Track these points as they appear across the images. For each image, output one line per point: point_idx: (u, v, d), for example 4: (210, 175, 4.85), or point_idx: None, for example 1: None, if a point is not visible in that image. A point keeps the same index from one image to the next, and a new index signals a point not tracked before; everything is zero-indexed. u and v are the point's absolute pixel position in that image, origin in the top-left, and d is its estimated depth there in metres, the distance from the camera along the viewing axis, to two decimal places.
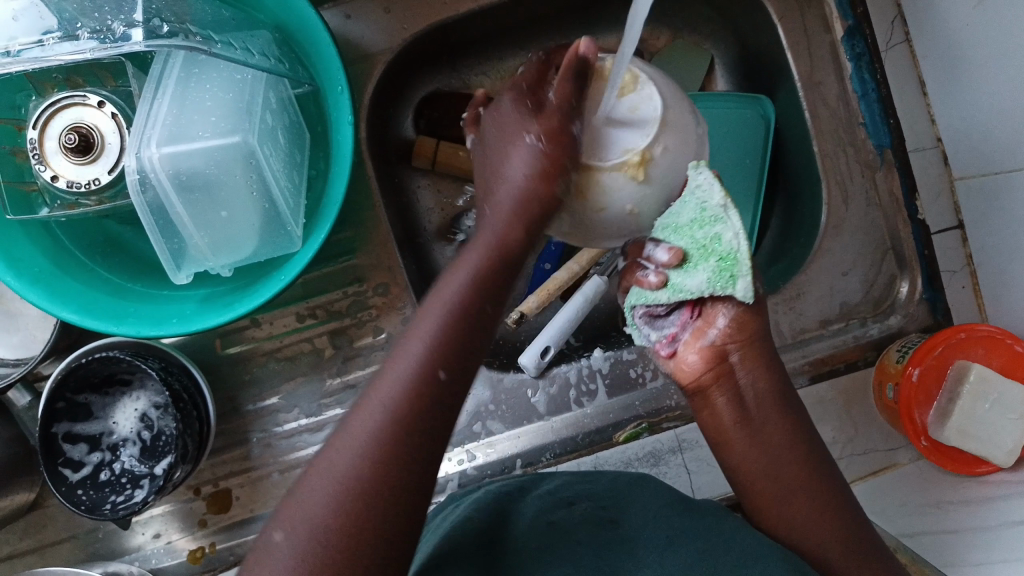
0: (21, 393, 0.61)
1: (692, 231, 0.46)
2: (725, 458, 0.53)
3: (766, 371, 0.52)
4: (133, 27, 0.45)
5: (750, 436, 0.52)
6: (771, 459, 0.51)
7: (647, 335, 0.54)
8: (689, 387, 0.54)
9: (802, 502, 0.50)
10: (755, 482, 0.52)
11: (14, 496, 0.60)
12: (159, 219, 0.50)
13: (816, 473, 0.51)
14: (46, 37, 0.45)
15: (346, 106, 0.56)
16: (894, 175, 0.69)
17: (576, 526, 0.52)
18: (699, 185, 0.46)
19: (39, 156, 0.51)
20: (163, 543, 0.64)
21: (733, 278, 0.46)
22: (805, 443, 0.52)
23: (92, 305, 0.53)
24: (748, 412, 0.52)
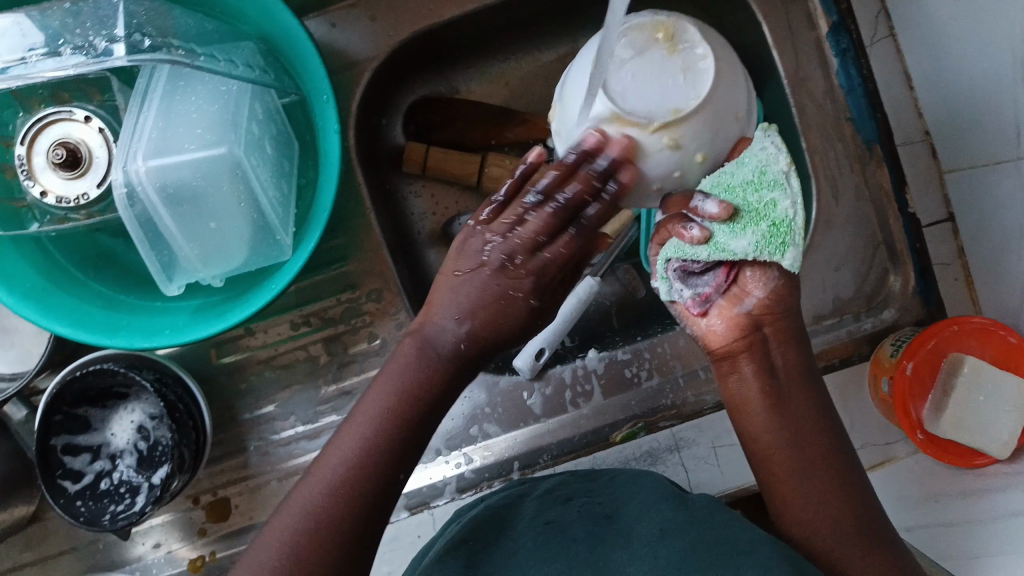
0: (18, 406, 0.62)
1: (746, 193, 0.48)
2: (748, 432, 0.53)
3: (795, 344, 0.53)
4: (116, 42, 0.45)
5: (775, 411, 0.52)
6: (790, 436, 0.51)
7: (678, 293, 0.54)
8: (717, 353, 0.54)
9: (819, 481, 0.50)
10: (772, 459, 0.52)
11: (13, 509, 0.61)
12: (148, 231, 0.50)
13: (836, 457, 0.51)
14: (29, 54, 0.45)
15: (332, 114, 0.56)
16: (884, 168, 0.69)
17: (570, 524, 0.53)
18: (768, 151, 0.48)
19: (27, 171, 0.52)
20: (163, 553, 0.65)
21: (785, 249, 0.48)
22: (824, 422, 0.52)
23: (85, 318, 0.54)
24: (772, 386, 0.52)
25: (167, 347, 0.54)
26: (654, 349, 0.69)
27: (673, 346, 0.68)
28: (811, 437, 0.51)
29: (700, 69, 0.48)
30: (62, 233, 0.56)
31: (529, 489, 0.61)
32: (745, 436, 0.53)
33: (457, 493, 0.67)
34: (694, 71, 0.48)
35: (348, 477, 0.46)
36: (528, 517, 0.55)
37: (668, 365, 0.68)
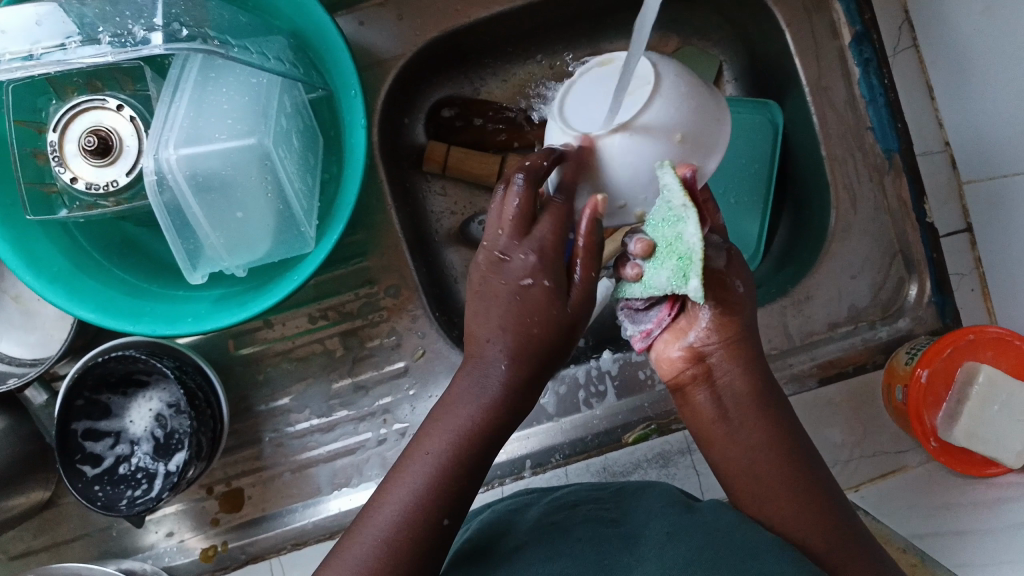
0: (38, 391, 0.62)
1: (662, 229, 0.45)
2: (714, 463, 0.54)
3: (747, 369, 0.53)
4: (153, 30, 0.46)
5: (732, 439, 0.52)
6: (752, 460, 0.51)
7: (629, 329, 0.58)
8: (671, 381, 0.56)
9: (784, 500, 0.50)
10: (738, 481, 0.52)
11: (29, 492, 0.61)
12: (176, 219, 0.51)
13: (800, 475, 0.50)
14: (68, 41, 0.46)
15: (359, 109, 0.57)
16: (903, 178, 0.69)
17: (575, 525, 0.53)
18: (665, 185, 0.44)
19: (59, 157, 0.53)
20: (175, 541, 0.65)
21: (686, 279, 0.43)
22: (785, 442, 0.52)
23: (109, 304, 0.54)
24: (728, 409, 0.53)
25: (189, 335, 0.55)
26: None
27: None
28: (772, 459, 0.51)
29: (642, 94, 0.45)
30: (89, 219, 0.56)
31: (538, 498, 0.61)
32: (712, 460, 0.54)
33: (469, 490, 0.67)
34: (636, 96, 0.45)
35: None
36: (537, 519, 0.55)
37: None
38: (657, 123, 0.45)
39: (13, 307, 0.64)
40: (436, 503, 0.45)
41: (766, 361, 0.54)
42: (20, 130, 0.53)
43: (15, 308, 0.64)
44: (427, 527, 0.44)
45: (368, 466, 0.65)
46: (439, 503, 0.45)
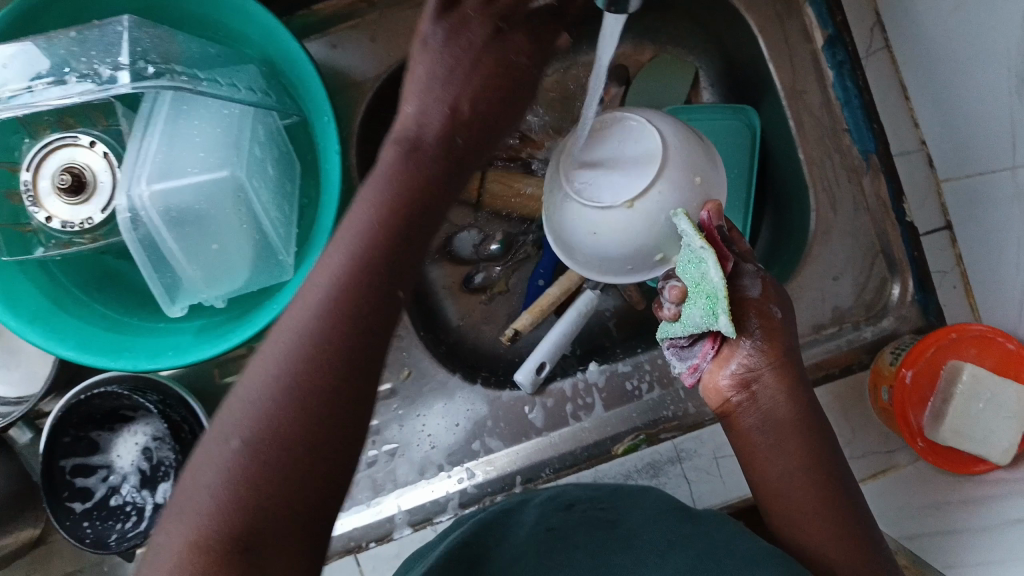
0: (22, 430, 0.61)
1: (690, 270, 0.49)
2: (752, 483, 0.54)
3: (790, 395, 0.52)
4: (120, 70, 0.46)
5: (772, 459, 0.52)
6: (789, 482, 0.51)
7: (675, 366, 0.56)
8: (717, 409, 0.55)
9: (821, 524, 0.50)
10: (774, 501, 0.52)
11: (19, 531, 0.61)
12: (152, 254, 0.51)
13: (838, 498, 0.51)
14: (35, 82, 0.46)
15: (333, 135, 0.57)
16: (881, 178, 0.69)
17: (574, 530, 0.54)
18: (682, 231, 0.49)
19: (33, 197, 0.53)
20: None
21: (717, 315, 0.46)
22: (825, 464, 0.52)
23: (90, 340, 0.55)
24: (769, 434, 0.52)
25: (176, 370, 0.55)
26: (655, 360, 0.69)
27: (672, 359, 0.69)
28: (811, 482, 0.51)
29: (647, 152, 0.54)
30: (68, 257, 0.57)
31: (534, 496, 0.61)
32: (752, 478, 0.54)
33: (460, 509, 0.65)
34: (643, 154, 0.54)
35: (216, 515, 0.38)
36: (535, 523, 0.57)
37: (669, 377, 0.69)
38: (676, 173, 0.54)
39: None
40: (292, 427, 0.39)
41: (809, 387, 0.54)
42: None
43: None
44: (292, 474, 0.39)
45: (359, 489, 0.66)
46: (302, 412, 0.39)
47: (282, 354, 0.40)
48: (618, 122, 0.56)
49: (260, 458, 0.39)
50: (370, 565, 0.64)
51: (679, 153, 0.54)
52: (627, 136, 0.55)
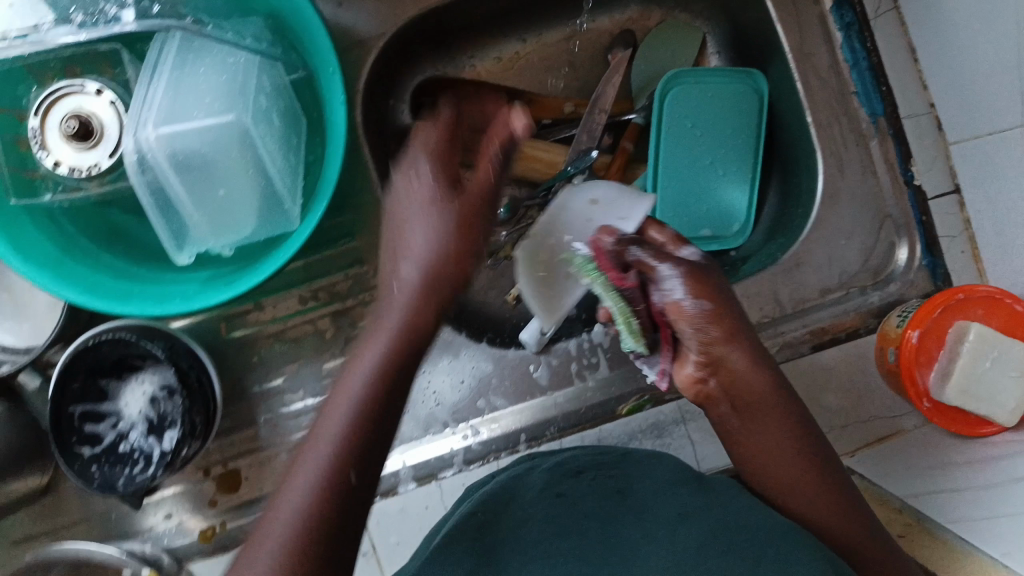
0: (32, 376, 0.60)
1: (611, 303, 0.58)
2: (735, 456, 0.55)
3: (750, 351, 0.53)
4: (124, 8, 0.50)
5: (747, 426, 0.53)
6: (767, 444, 0.52)
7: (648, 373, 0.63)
8: (694, 394, 0.56)
9: (804, 482, 0.50)
10: (757, 466, 0.52)
11: (25, 479, 0.63)
12: (159, 199, 0.51)
13: (809, 449, 0.51)
14: (41, 22, 0.48)
15: (338, 86, 0.57)
16: (889, 142, 0.69)
17: (583, 497, 0.53)
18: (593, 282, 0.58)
19: (40, 142, 0.53)
20: (175, 524, 0.66)
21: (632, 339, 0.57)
22: (789, 415, 0.52)
23: (97, 286, 0.55)
24: (738, 401, 0.53)
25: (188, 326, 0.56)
26: None
27: None
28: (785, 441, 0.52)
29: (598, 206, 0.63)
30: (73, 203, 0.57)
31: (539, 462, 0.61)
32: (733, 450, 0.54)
33: (464, 465, 0.66)
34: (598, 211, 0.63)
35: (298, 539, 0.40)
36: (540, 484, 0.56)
37: None
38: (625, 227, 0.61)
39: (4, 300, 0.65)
40: (357, 454, 0.43)
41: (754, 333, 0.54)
42: None
43: (7, 300, 0.65)
44: (332, 499, 0.41)
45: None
46: (348, 458, 0.42)
47: (311, 474, 0.42)
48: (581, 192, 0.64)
49: (303, 559, 0.40)
50: (377, 521, 0.65)
51: (625, 204, 0.61)
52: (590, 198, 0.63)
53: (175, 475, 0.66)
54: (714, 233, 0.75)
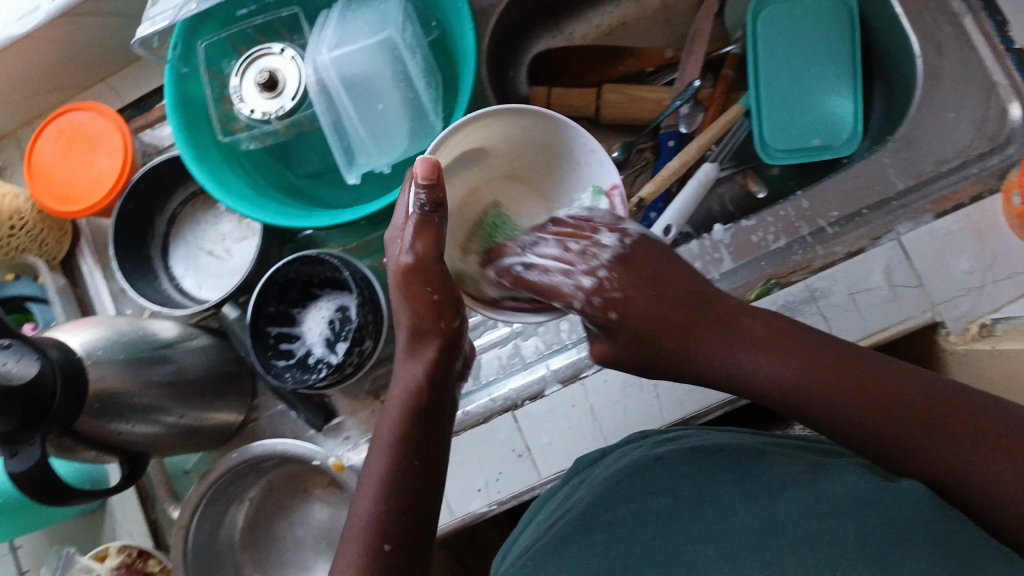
0: (231, 308, 0.72)
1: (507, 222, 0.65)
2: (832, 423, 0.46)
3: (766, 320, 0.52)
4: None
5: (859, 394, 0.45)
6: (859, 391, 0.45)
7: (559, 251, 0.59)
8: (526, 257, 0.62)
9: (951, 441, 0.42)
10: (876, 426, 0.44)
11: (227, 412, 0.72)
12: (335, 120, 0.68)
13: (898, 377, 0.45)
14: None
15: (466, 17, 0.69)
16: (981, 16, 0.70)
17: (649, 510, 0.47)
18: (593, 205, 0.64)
19: (239, 95, 0.70)
20: (352, 445, 0.72)
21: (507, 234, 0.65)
22: (859, 360, 0.47)
23: (281, 211, 0.68)
24: (772, 337, 0.50)
25: (359, 270, 0.68)
26: (777, 213, 0.72)
27: (796, 208, 0.72)
28: (891, 390, 0.45)
29: (697, 180, 0.75)
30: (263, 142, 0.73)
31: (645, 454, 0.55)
32: (836, 422, 0.46)
33: None
34: (695, 181, 0.75)
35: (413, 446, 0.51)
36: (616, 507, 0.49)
37: (794, 227, 0.72)
38: (707, 170, 0.75)
39: (208, 259, 0.78)
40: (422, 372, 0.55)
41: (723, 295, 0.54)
42: (212, 81, 0.73)
43: (211, 259, 0.78)
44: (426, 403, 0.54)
45: (486, 370, 0.75)
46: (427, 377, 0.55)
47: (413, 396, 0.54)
48: (680, 155, 0.77)
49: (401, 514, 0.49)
50: (527, 423, 0.70)
51: (701, 148, 0.77)
52: (696, 183, 0.74)
53: (350, 402, 0.74)
54: (824, 143, 0.78)
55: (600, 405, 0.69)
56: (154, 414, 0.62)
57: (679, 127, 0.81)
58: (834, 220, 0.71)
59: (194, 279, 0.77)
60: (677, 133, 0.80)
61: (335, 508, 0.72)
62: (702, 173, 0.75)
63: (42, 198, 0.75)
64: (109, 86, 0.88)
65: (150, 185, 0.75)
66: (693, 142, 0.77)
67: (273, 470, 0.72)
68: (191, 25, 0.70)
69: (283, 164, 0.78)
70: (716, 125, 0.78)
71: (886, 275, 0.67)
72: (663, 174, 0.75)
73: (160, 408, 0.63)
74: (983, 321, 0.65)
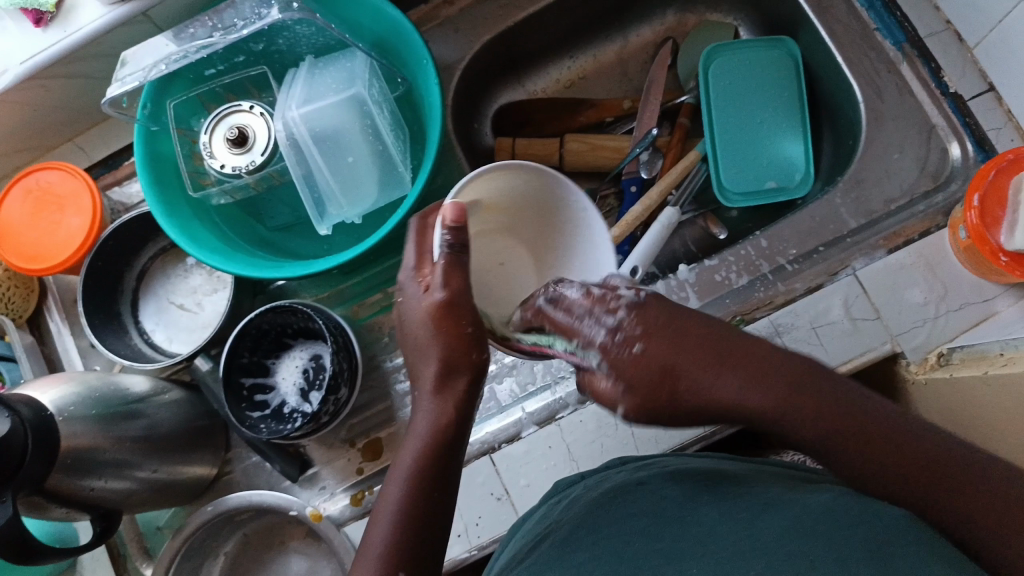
0: (204, 360, 0.73)
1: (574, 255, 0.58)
2: (803, 439, 0.43)
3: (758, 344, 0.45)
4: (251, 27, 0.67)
5: (832, 408, 0.42)
6: (831, 411, 0.42)
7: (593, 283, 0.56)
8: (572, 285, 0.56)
9: (931, 471, 0.40)
10: (851, 451, 0.42)
11: (201, 464, 0.71)
12: (305, 173, 0.69)
13: (877, 409, 0.43)
14: (189, 47, 0.68)
15: (431, 72, 0.71)
16: (917, 64, 0.75)
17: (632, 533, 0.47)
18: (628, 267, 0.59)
19: (210, 151, 0.72)
20: (327, 496, 0.71)
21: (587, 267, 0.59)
22: (835, 385, 0.44)
23: (253, 263, 0.69)
24: (753, 357, 0.44)
25: (332, 318, 0.69)
26: (737, 252, 0.75)
27: (756, 247, 0.75)
28: (868, 410, 0.43)
29: (660, 223, 0.77)
30: (234, 196, 0.75)
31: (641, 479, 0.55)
32: (807, 446, 0.43)
33: (578, 404, 0.71)
34: (659, 224, 0.77)
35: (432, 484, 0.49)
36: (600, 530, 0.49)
37: (755, 265, 0.74)
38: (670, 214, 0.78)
39: (178, 313, 0.78)
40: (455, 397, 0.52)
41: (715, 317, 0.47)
42: (182, 138, 0.74)
43: (182, 313, 0.78)
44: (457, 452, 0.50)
45: None
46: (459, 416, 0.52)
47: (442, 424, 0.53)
48: (644, 199, 0.79)
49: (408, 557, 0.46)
50: (504, 465, 0.70)
51: (663, 194, 0.80)
52: (660, 225, 0.77)
53: (325, 451, 0.73)
54: (778, 186, 0.82)
55: (575, 445, 0.69)
56: (126, 469, 0.61)
57: (641, 173, 0.84)
58: (792, 258, 0.74)
59: (165, 333, 0.77)
60: (639, 179, 0.84)
61: (312, 560, 0.71)
62: (666, 217, 0.77)
63: (10, 256, 0.75)
64: (78, 145, 0.89)
65: (120, 241, 0.76)
66: (654, 188, 0.80)
67: (247, 524, 0.71)
68: (160, 85, 0.71)
69: (254, 218, 0.79)
70: (675, 171, 0.81)
71: (844, 308, 0.70)
72: (627, 217, 0.78)
73: (131, 463, 0.62)
74: (940, 350, 0.68)
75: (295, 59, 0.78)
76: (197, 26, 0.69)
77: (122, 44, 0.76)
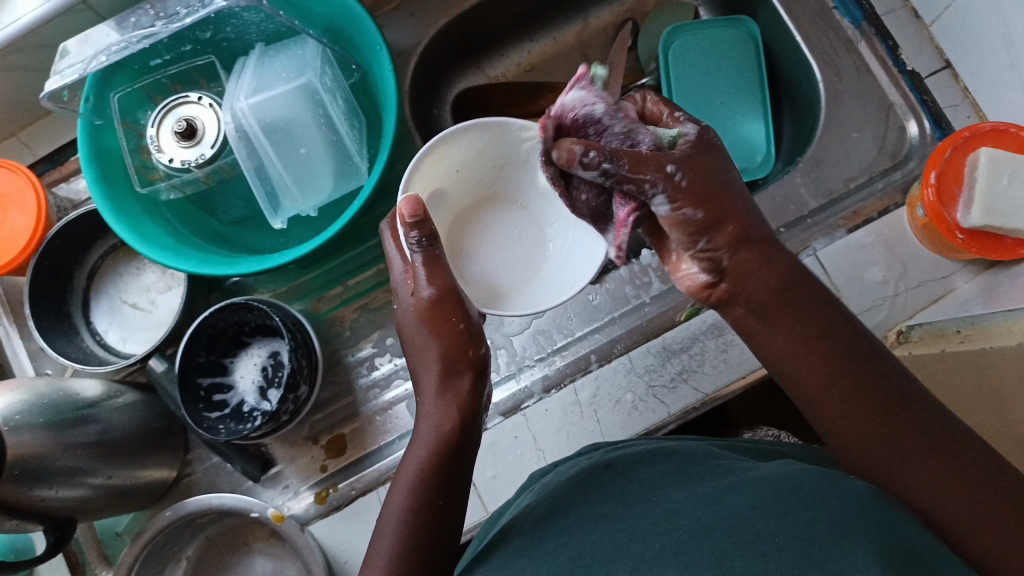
0: (158, 360, 0.69)
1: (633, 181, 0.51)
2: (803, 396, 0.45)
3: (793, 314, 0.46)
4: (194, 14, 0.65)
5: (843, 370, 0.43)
6: (838, 377, 0.43)
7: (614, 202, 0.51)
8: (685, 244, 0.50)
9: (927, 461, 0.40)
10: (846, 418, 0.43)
11: (159, 466, 0.69)
12: (257, 165, 0.68)
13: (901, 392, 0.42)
14: (129, 37, 0.65)
15: (384, 58, 0.69)
16: (874, 42, 0.75)
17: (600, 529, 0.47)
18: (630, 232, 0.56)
19: (157, 144, 0.69)
20: (290, 494, 0.70)
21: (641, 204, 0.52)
22: (871, 359, 0.43)
23: (205, 259, 0.67)
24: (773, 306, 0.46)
25: (290, 314, 0.67)
26: None
27: None
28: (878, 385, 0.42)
29: None
30: (184, 190, 0.73)
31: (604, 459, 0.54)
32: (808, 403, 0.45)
33: (544, 392, 0.72)
34: None
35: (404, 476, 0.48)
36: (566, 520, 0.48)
37: None
38: None
39: (132, 313, 0.76)
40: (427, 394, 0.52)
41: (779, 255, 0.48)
42: (127, 132, 0.72)
43: (136, 312, 0.76)
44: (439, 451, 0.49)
45: None
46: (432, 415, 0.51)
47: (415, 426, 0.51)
48: None
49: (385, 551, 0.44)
50: None
51: None
52: None
53: (288, 448, 0.72)
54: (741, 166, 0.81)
55: (541, 434, 0.69)
56: (78, 476, 0.60)
57: None
58: None
59: (119, 333, 0.75)
60: None
61: (277, 560, 0.70)
62: None
63: None
64: (21, 140, 0.85)
65: (67, 240, 0.73)
66: None
67: (209, 525, 0.70)
68: (102, 77, 0.69)
69: (206, 212, 0.77)
70: None
71: None
72: None
73: (83, 469, 0.60)
74: (899, 327, 0.68)
75: (243, 47, 0.75)
76: (139, 14, 0.66)
77: (61, 35, 0.73)
